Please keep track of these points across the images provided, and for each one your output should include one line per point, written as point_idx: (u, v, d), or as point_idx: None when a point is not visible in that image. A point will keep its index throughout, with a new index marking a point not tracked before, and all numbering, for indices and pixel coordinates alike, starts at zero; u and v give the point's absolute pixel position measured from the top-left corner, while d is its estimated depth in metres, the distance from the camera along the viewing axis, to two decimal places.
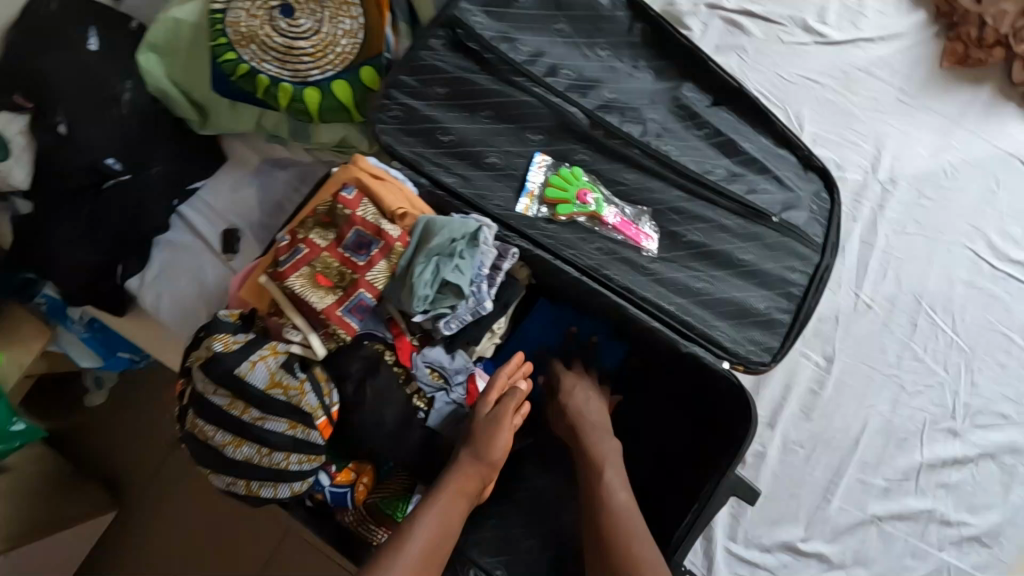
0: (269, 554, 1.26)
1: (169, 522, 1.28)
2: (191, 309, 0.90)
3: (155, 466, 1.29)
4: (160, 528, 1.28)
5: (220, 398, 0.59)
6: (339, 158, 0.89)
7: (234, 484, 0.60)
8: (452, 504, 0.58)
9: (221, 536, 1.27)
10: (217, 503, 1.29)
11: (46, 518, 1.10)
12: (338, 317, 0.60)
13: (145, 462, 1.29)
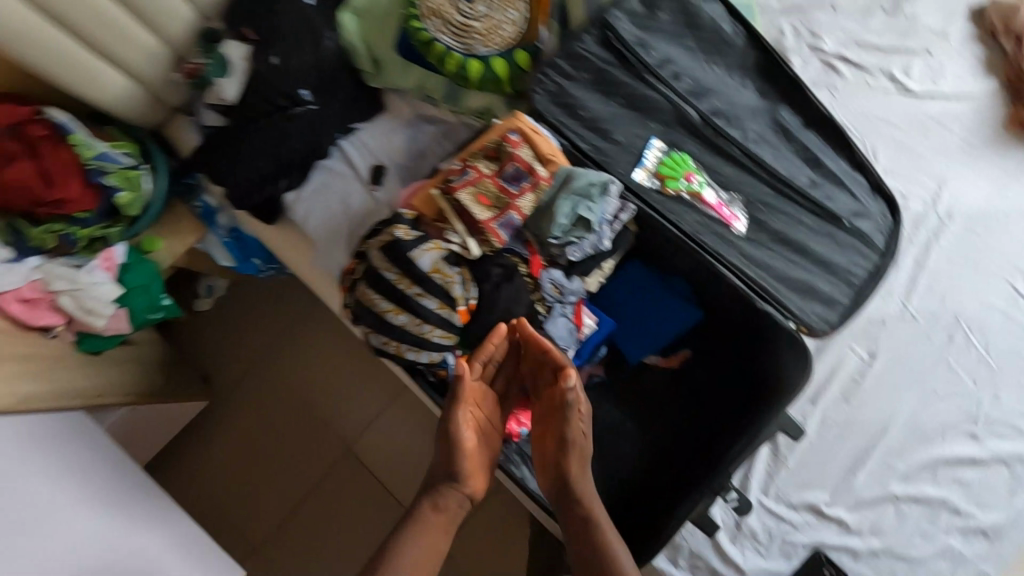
0: (330, 468, 1.41)
1: (248, 422, 1.44)
2: (335, 226, 1.07)
3: (245, 371, 1.46)
4: (239, 426, 1.44)
5: (391, 274, 0.75)
6: (479, 123, 1.07)
7: (387, 344, 0.76)
8: (432, 530, 0.74)
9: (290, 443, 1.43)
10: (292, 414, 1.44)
11: (158, 390, 1.24)
12: (492, 228, 0.76)
13: (238, 365, 1.46)
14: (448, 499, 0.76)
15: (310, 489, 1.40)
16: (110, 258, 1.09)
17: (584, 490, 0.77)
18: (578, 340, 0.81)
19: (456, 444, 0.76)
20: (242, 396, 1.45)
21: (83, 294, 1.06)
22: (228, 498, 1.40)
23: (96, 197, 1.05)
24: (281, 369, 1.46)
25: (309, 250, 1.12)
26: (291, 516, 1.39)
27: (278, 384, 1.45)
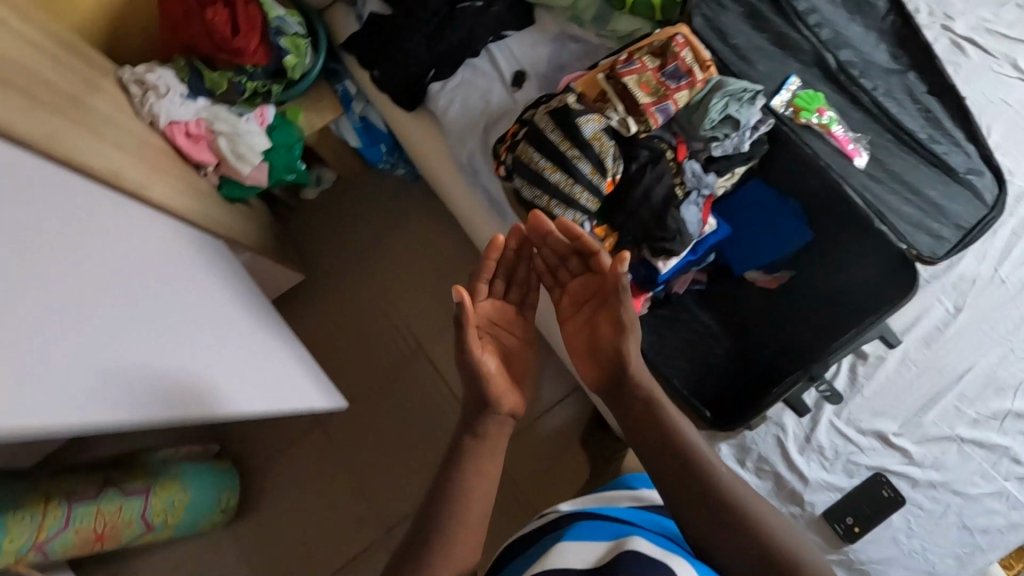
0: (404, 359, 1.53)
1: (336, 307, 1.55)
2: (471, 119, 1.16)
3: (340, 260, 1.57)
4: (328, 309, 1.55)
5: (554, 136, 0.84)
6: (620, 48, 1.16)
7: (538, 198, 0.85)
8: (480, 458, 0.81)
9: (372, 332, 1.54)
10: (377, 305, 1.55)
11: (272, 251, 1.34)
12: (651, 112, 0.84)
13: (335, 254, 1.57)
14: (487, 424, 0.83)
15: (383, 376, 1.52)
16: (264, 116, 1.20)
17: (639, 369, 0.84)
18: (701, 233, 0.88)
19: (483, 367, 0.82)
20: (334, 282, 1.57)
21: (238, 139, 1.16)
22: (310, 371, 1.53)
23: (267, 54, 1.16)
24: (373, 264, 1.57)
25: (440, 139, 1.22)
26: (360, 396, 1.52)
27: (368, 277, 1.56)
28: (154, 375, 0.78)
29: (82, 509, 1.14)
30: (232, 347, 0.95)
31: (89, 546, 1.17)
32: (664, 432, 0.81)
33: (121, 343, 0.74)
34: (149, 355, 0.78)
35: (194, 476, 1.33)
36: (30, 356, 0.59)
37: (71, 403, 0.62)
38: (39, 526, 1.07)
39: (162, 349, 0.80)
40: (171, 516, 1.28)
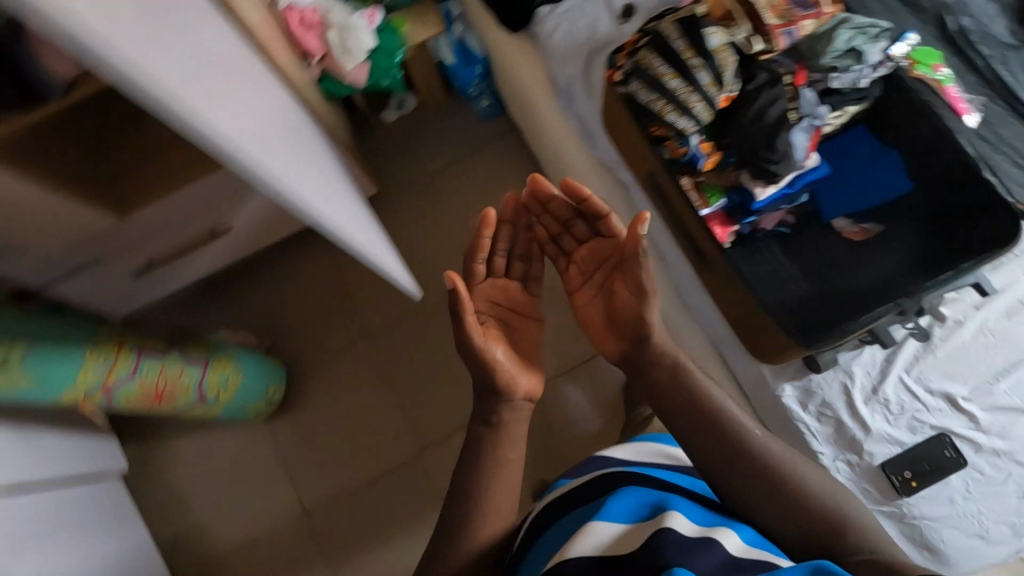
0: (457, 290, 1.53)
1: (398, 230, 1.58)
2: (574, 47, 1.18)
3: (409, 186, 1.60)
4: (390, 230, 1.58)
5: (678, 44, 0.86)
6: None
7: (654, 102, 0.87)
8: (503, 441, 0.93)
9: (429, 259, 1.56)
10: (438, 234, 1.57)
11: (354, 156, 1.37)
12: (778, 32, 0.85)
13: (404, 180, 1.60)
14: (504, 410, 0.94)
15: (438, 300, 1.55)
16: (373, 19, 1.22)
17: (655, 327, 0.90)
18: (804, 161, 0.88)
19: (492, 353, 0.92)
20: (399, 207, 1.59)
21: (349, 33, 1.19)
22: (365, 289, 1.56)
23: None
24: (440, 194, 1.59)
25: (537, 65, 1.24)
26: (411, 317, 1.54)
27: (433, 206, 1.58)
28: (300, 175, 0.77)
29: (149, 363, 1.17)
30: (343, 202, 0.98)
31: (147, 402, 1.21)
32: (682, 388, 0.89)
33: (277, 138, 0.77)
34: (295, 159, 0.80)
35: (248, 361, 1.37)
36: (218, 92, 0.61)
37: (254, 142, 0.64)
38: (110, 368, 1.10)
39: (303, 165, 0.83)
40: (223, 393, 1.32)
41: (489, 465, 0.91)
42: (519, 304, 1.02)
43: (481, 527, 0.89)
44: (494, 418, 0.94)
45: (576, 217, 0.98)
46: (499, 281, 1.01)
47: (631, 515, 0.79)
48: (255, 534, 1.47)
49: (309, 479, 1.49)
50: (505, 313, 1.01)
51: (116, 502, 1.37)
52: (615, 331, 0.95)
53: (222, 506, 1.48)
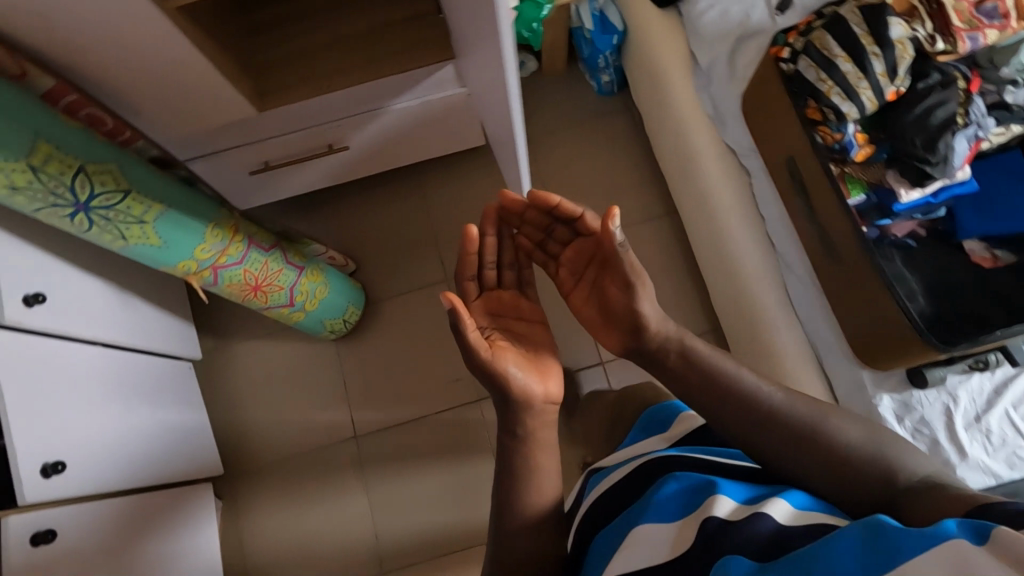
0: None
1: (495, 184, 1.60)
2: (723, 31, 1.18)
3: None
4: (488, 184, 1.61)
5: (858, 29, 0.86)
6: None
7: (822, 82, 0.87)
8: (541, 454, 0.83)
9: None
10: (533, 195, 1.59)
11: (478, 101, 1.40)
12: (960, 36, 0.84)
13: None
14: (533, 419, 0.81)
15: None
16: None
17: (649, 315, 0.85)
18: (957, 172, 0.88)
19: (506, 361, 0.80)
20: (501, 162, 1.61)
21: None
22: (452, 234, 1.58)
23: None
24: (543, 157, 1.60)
25: (679, 46, 1.26)
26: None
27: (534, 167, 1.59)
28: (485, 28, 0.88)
29: (256, 255, 1.20)
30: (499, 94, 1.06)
31: (243, 293, 1.25)
32: (705, 376, 0.82)
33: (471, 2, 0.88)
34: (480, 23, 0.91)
35: (335, 277, 1.40)
36: None
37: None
38: (223, 250, 1.14)
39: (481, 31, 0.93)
40: (309, 302, 1.35)
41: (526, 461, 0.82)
42: (522, 311, 0.93)
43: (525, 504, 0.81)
44: (514, 420, 0.81)
45: (554, 221, 0.92)
46: (493, 295, 0.93)
47: (671, 507, 0.71)
48: (308, 446, 1.50)
49: (365, 404, 1.52)
50: (511, 323, 0.91)
51: (187, 384, 1.42)
52: (615, 323, 0.88)
53: (278, 413, 1.52)
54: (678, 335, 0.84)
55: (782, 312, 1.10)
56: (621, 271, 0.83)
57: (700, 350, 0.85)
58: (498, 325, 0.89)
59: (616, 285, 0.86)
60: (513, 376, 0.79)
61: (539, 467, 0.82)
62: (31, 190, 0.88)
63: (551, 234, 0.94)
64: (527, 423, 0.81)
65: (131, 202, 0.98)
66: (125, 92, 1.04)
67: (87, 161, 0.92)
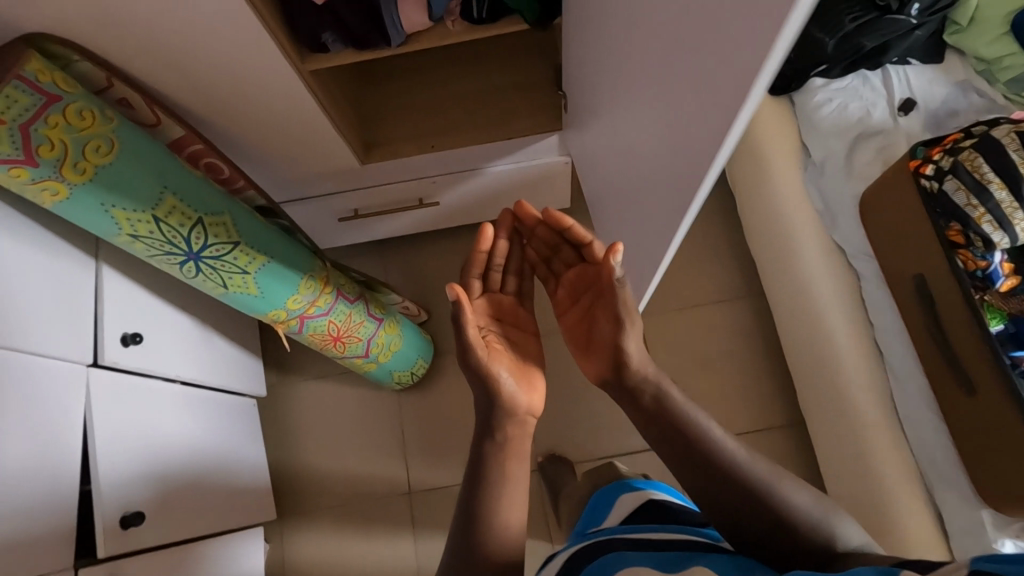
0: None
1: None
2: (840, 126, 1.15)
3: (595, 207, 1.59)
4: None
5: (1018, 156, 0.84)
6: (1006, 105, 1.12)
7: (970, 208, 0.86)
8: (517, 474, 0.78)
9: None
10: None
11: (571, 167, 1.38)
12: None
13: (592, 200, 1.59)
14: (510, 429, 0.79)
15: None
16: None
17: (633, 355, 0.79)
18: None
19: (496, 365, 0.79)
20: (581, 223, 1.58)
21: None
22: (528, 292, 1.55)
23: None
24: None
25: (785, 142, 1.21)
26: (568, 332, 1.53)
27: None
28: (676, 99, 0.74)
29: (342, 307, 1.19)
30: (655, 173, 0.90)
31: (324, 342, 1.23)
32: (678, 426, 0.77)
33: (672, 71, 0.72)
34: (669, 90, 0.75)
35: (409, 330, 1.38)
36: None
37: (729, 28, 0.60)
38: (312, 302, 1.12)
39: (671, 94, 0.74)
40: (383, 354, 1.33)
41: (495, 478, 0.77)
42: (519, 322, 0.89)
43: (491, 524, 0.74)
44: (494, 425, 0.79)
45: (563, 241, 0.86)
46: (494, 297, 0.89)
47: (608, 571, 0.66)
48: (363, 495, 1.47)
49: (421, 458, 1.49)
50: (507, 330, 0.88)
51: (248, 423, 1.39)
52: (597, 353, 0.84)
53: (332, 457, 1.50)
54: (658, 381, 0.80)
55: (891, 432, 1.04)
56: (615, 306, 0.77)
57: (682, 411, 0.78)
58: (498, 329, 0.87)
59: (608, 319, 0.80)
60: (502, 381, 0.78)
61: (508, 481, 0.77)
62: (151, 238, 0.89)
63: (556, 251, 0.88)
64: (506, 434, 0.79)
65: (238, 253, 0.98)
66: (243, 141, 1.06)
67: (206, 214, 0.92)
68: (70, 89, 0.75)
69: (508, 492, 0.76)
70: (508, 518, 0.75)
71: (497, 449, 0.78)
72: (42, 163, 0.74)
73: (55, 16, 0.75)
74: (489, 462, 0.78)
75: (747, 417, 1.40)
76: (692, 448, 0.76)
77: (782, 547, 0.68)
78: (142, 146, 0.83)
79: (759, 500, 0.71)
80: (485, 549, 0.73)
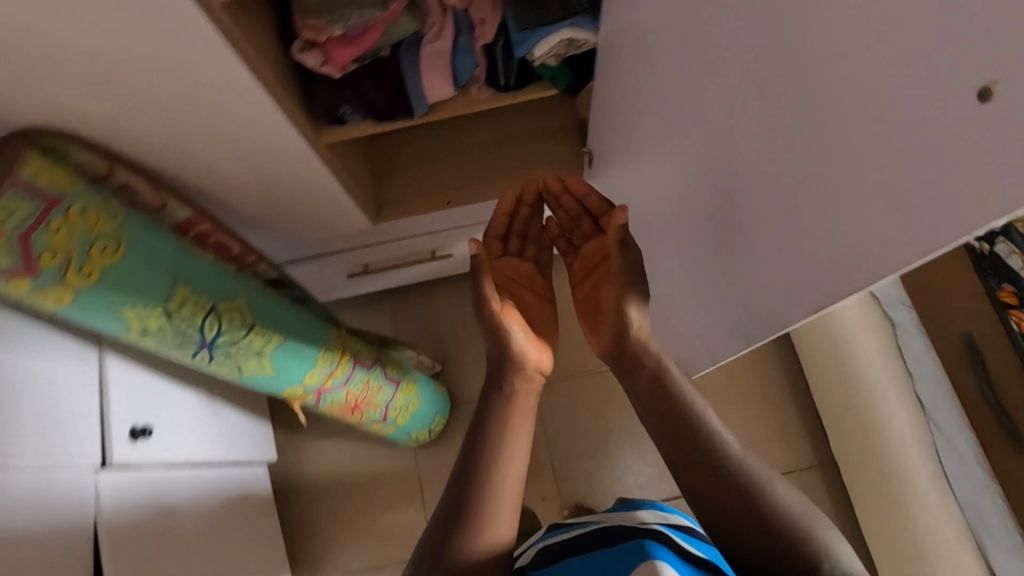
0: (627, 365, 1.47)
1: None
2: None
3: None
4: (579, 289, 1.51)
5: None
6: None
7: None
8: (519, 441, 0.70)
9: None
10: None
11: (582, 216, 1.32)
12: None
13: None
14: (516, 385, 0.73)
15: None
16: None
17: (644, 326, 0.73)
18: None
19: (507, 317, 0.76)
20: None
21: None
22: None
23: None
24: None
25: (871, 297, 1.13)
26: (589, 376, 1.48)
27: None
28: None
29: (359, 375, 1.13)
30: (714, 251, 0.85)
31: (342, 412, 1.18)
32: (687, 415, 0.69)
33: None
34: None
35: (426, 387, 1.32)
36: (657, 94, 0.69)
37: None
38: (329, 375, 1.06)
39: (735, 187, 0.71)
40: (401, 416, 1.28)
41: (492, 449, 0.68)
42: (533, 286, 0.85)
43: (485, 484, 0.65)
44: (489, 396, 0.73)
45: (585, 211, 0.84)
46: (511, 262, 0.86)
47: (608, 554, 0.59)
48: (386, 557, 1.41)
49: None
50: (521, 292, 0.84)
51: (259, 493, 1.32)
52: (604, 322, 0.76)
53: (349, 520, 1.43)
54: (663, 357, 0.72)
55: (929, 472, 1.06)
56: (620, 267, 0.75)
57: (677, 387, 0.71)
58: (510, 290, 0.84)
59: (619, 268, 0.75)
60: (513, 335, 0.75)
61: (509, 439, 0.69)
62: (161, 333, 0.82)
63: (579, 225, 0.85)
64: (506, 410, 0.71)
65: (254, 336, 0.92)
66: (253, 212, 1.00)
67: (218, 300, 0.86)
68: (71, 187, 0.69)
69: (509, 455, 0.68)
70: (500, 502, 0.65)
71: (493, 426, 0.70)
72: (43, 271, 0.68)
73: (52, 111, 0.69)
74: (484, 438, 0.69)
75: (782, 458, 1.35)
76: (681, 434, 0.68)
77: (759, 551, 0.61)
78: (152, 239, 0.77)
79: (745, 496, 0.63)
80: (465, 528, 0.63)
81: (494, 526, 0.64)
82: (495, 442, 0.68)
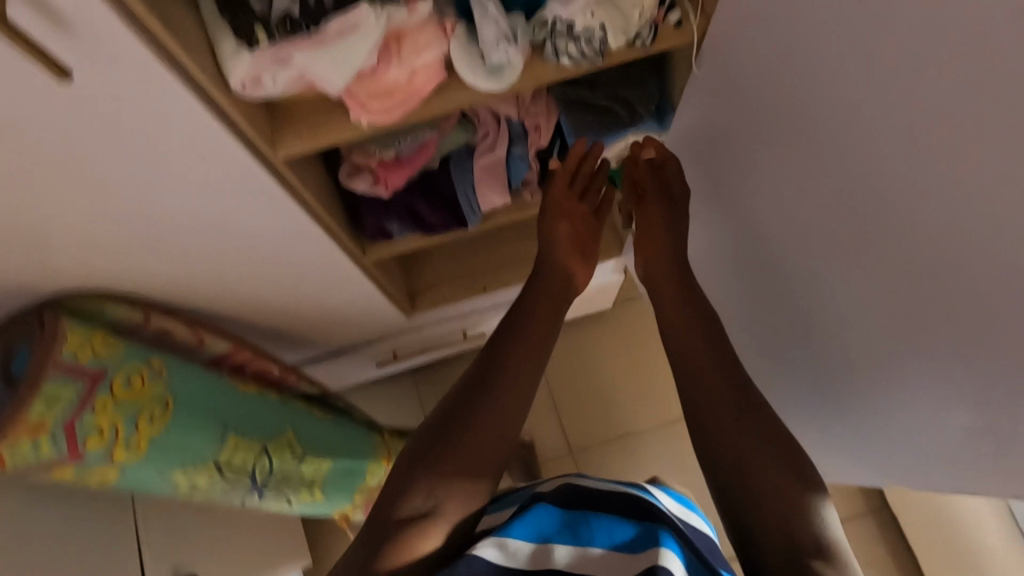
0: (661, 426, 1.36)
1: (607, 356, 1.39)
2: None
3: (620, 316, 1.41)
4: (597, 356, 1.39)
5: None
6: None
7: None
8: (537, 337, 0.60)
9: (638, 390, 1.38)
10: (644, 362, 1.39)
11: (606, 290, 1.23)
12: None
13: (617, 310, 1.42)
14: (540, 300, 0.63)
15: (680, 418, 1.36)
16: None
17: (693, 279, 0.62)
18: None
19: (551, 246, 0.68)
20: (612, 329, 1.41)
21: None
22: (567, 413, 1.37)
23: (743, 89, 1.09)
24: (647, 330, 1.40)
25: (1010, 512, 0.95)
26: (649, 432, 1.36)
27: (649, 341, 1.40)
28: None
29: None
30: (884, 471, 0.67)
31: None
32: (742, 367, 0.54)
33: None
34: None
35: None
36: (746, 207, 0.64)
37: None
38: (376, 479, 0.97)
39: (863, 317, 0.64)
40: None
41: (513, 342, 0.58)
42: (591, 230, 0.71)
43: (500, 373, 0.56)
44: (496, 346, 0.58)
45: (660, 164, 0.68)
46: (568, 204, 0.69)
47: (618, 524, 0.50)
48: None
49: None
50: (576, 233, 0.69)
51: None
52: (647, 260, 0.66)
53: None
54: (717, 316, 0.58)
55: None
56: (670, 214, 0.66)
57: (701, 352, 0.55)
58: (562, 230, 0.68)
59: (659, 212, 0.66)
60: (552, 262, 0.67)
61: (523, 331, 0.59)
62: (210, 487, 0.75)
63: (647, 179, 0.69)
64: (505, 382, 0.55)
65: (304, 467, 0.85)
66: (289, 327, 0.91)
67: (268, 440, 0.79)
68: (112, 355, 0.62)
69: (529, 353, 0.58)
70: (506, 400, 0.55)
71: (481, 397, 0.54)
72: (89, 454, 0.62)
73: (77, 280, 0.62)
74: (465, 408, 0.54)
75: (840, 501, 1.14)
76: (703, 403, 0.52)
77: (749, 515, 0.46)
78: (197, 388, 0.70)
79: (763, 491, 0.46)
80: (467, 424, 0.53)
81: (495, 426, 0.53)
82: (510, 332, 0.60)
